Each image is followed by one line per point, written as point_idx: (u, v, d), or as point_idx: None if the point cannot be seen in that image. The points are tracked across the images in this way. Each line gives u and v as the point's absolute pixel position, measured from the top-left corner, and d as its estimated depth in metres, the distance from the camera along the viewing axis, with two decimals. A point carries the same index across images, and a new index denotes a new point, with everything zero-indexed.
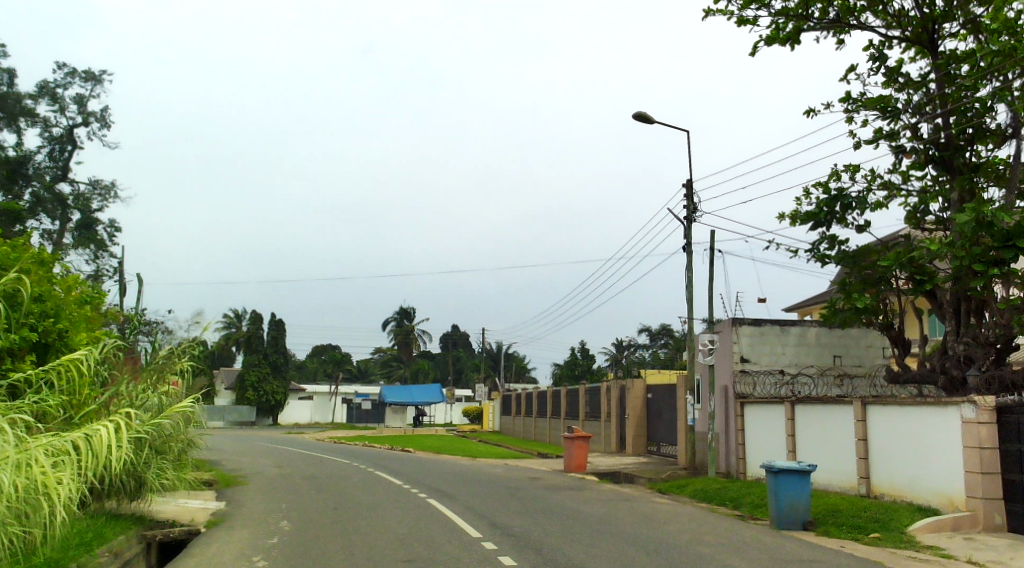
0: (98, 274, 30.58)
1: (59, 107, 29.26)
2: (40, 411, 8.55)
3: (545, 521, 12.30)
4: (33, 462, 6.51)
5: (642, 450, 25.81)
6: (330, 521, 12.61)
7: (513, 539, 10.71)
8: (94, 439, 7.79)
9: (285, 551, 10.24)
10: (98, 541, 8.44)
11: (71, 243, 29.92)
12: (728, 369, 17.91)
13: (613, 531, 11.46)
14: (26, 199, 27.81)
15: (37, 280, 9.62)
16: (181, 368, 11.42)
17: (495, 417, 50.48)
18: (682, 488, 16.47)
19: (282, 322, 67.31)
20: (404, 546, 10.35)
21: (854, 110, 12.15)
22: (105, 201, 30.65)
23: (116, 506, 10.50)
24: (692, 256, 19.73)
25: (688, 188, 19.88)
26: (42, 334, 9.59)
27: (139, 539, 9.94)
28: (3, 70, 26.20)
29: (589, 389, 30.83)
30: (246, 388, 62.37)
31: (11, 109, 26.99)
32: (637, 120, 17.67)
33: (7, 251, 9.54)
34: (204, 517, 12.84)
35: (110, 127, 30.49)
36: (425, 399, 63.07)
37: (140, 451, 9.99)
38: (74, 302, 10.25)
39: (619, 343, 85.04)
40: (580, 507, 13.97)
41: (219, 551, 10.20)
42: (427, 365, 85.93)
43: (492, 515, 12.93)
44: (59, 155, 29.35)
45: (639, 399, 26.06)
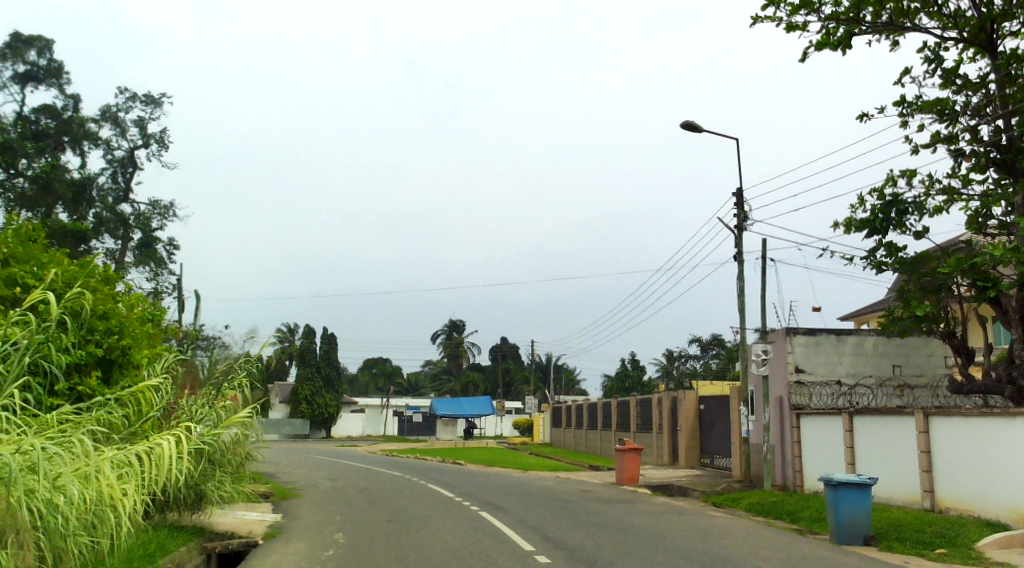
0: (158, 292, 31.36)
1: (121, 130, 30.23)
2: (106, 424, 8.81)
3: (598, 534, 12.22)
4: (100, 474, 6.66)
5: (696, 462, 25.47)
6: (384, 534, 12.70)
7: (567, 552, 10.67)
8: (156, 452, 7.97)
9: (340, 563, 10.34)
10: (160, 551, 8.64)
11: (133, 261, 30.82)
12: (783, 379, 17.59)
13: (668, 545, 11.33)
14: (90, 220, 28.74)
15: (102, 299, 9.92)
16: (239, 383, 11.64)
17: (546, 430, 50.34)
18: (737, 502, 16.19)
19: (334, 336, 68.36)
20: (457, 559, 10.36)
21: (909, 114, 11.88)
22: (164, 221, 31.51)
23: (177, 518, 10.74)
24: (744, 265, 19.50)
25: (738, 196, 19.68)
26: (107, 350, 9.86)
27: (199, 550, 10.16)
28: (69, 96, 27.32)
29: (640, 401, 30.57)
30: (300, 401, 63.43)
31: (76, 133, 27.95)
32: (684, 128, 17.71)
33: (74, 269, 9.85)
34: (261, 529, 13.06)
35: (169, 149, 31.37)
36: (476, 412, 63.25)
37: (200, 464, 10.22)
38: (136, 319, 10.55)
39: (670, 355, 84.19)
40: (633, 520, 13.85)
41: (277, 563, 10.35)
42: (477, 378, 86.19)
43: (545, 528, 12.87)
44: (121, 177, 30.34)
45: (691, 411, 25.72)
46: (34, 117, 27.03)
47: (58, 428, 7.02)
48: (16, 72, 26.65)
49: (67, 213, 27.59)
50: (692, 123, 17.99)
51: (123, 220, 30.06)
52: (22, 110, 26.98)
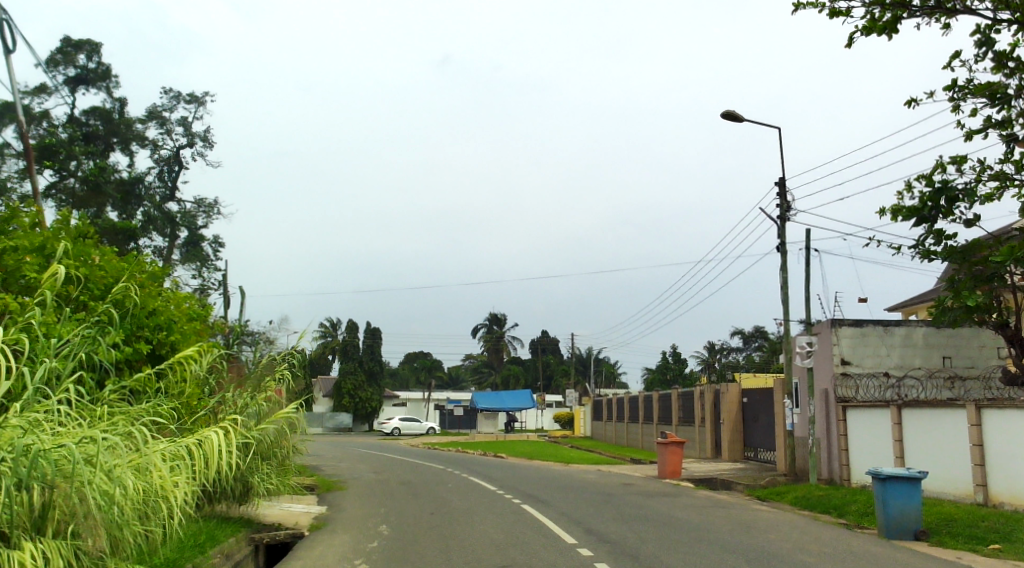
0: (204, 289, 31.96)
1: (165, 129, 30.78)
2: (158, 418, 9.03)
3: (641, 528, 12.18)
4: (151, 466, 6.85)
5: (739, 456, 25.27)
6: (425, 526, 12.78)
7: (609, 545, 10.66)
8: (206, 444, 8.14)
9: (385, 554, 10.48)
10: (210, 542, 8.81)
11: (180, 259, 31.44)
12: (828, 371, 17.30)
13: (711, 538, 11.28)
14: (139, 219, 29.39)
15: (152, 296, 10.18)
16: (281, 375, 11.80)
17: (587, 423, 50.24)
18: (783, 496, 15.97)
19: (378, 331, 69.14)
20: (500, 552, 10.40)
21: (961, 98, 11.55)
22: (209, 218, 32.07)
23: (226, 509, 10.95)
24: (787, 256, 19.26)
25: (780, 186, 19.45)
26: (157, 346, 10.17)
27: (247, 541, 10.33)
28: (116, 97, 28.00)
29: (682, 394, 30.34)
30: (342, 395, 64.08)
31: (124, 134, 28.60)
32: (725, 118, 17.60)
33: (125, 266, 10.06)
34: (306, 520, 13.26)
35: (213, 147, 31.89)
36: (516, 405, 63.38)
37: (246, 457, 10.41)
38: (184, 315, 10.83)
39: (710, 347, 83.32)
40: (676, 514, 13.78)
41: (324, 555, 10.49)
42: (518, 372, 86.21)
43: (588, 522, 12.84)
44: (168, 176, 30.87)
45: (734, 403, 25.45)
46: (84, 119, 27.61)
47: (112, 422, 7.13)
48: (66, 77, 27.29)
49: (116, 212, 28.24)
50: (733, 113, 17.76)
51: (169, 218, 30.70)
52: (73, 112, 27.62)
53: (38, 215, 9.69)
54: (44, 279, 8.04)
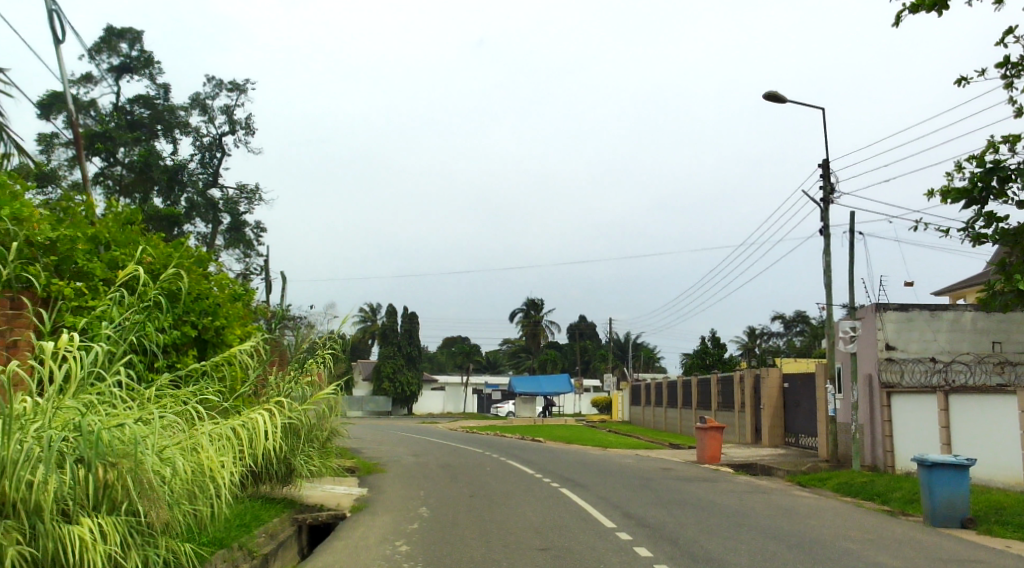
0: (248, 273, 32.42)
1: (208, 116, 31.18)
2: (205, 399, 9.20)
3: (682, 512, 12.14)
4: (200, 448, 7.03)
5: (779, 442, 25.01)
6: (464, 509, 12.84)
7: (649, 529, 10.63)
8: (252, 426, 8.30)
9: (425, 536, 10.59)
10: (255, 522, 9.01)
11: (223, 243, 31.91)
12: (873, 356, 16.99)
13: (752, 524, 11.20)
14: (183, 205, 29.76)
15: (196, 280, 10.37)
16: (323, 358, 11.94)
17: (625, 408, 50.16)
18: (825, 482, 15.80)
19: (415, 316, 69.76)
20: (539, 534, 10.49)
21: (1014, 76, 11.22)
22: (251, 204, 32.49)
23: (269, 491, 11.13)
24: (830, 239, 18.96)
25: (824, 168, 19.15)
26: (202, 330, 10.36)
27: (291, 522, 10.52)
28: (161, 84, 28.44)
29: (721, 379, 30.11)
30: (382, 379, 64.91)
31: (168, 122, 28.98)
32: (768, 100, 17.36)
33: (171, 252, 10.23)
34: (348, 502, 13.45)
35: (255, 134, 32.26)
36: (554, 389, 63.45)
37: (289, 439, 10.58)
38: (228, 298, 11.10)
39: (751, 332, 82.39)
40: (716, 499, 13.70)
41: (365, 536, 10.64)
42: (555, 357, 86.26)
43: (627, 505, 12.87)
44: (210, 162, 31.08)
45: (774, 389, 25.20)
46: (129, 107, 28.16)
47: (162, 404, 7.29)
48: (111, 65, 27.81)
49: (161, 198, 28.78)
50: (775, 94, 17.47)
51: (212, 205, 30.81)
52: (118, 101, 28.19)
53: (87, 201, 9.91)
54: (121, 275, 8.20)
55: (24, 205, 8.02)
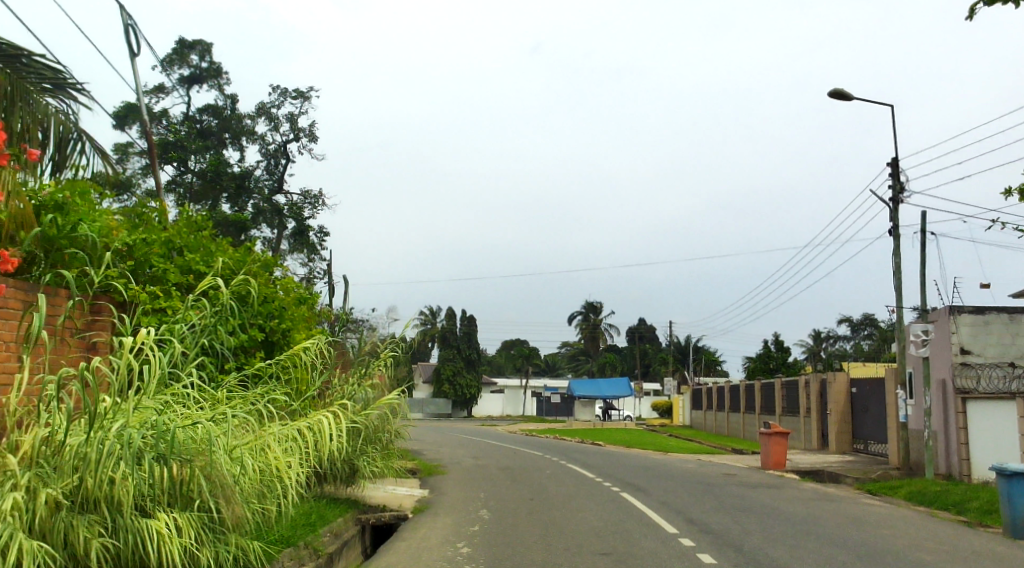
0: (311, 277, 33.03)
1: (274, 124, 31.92)
2: (272, 400, 9.42)
3: (746, 519, 11.91)
4: (268, 448, 7.20)
5: (847, 448, 24.36)
6: (525, 512, 12.86)
7: (712, 536, 10.46)
8: (317, 428, 8.46)
9: (486, 538, 10.64)
10: (321, 521, 9.17)
11: (288, 248, 32.60)
12: (946, 361, 16.42)
13: (819, 532, 10.94)
14: (249, 212, 30.34)
15: (264, 285, 10.62)
16: (386, 361, 12.09)
17: (686, 412, 49.54)
18: (896, 490, 15.32)
19: (474, 319, 70.12)
20: (601, 538, 10.43)
21: None
22: (315, 210, 33.12)
23: (334, 491, 11.34)
24: (900, 240, 18.41)
25: (893, 167, 18.60)
26: (269, 333, 10.61)
27: (355, 522, 10.68)
28: (229, 94, 29.22)
29: (786, 384, 29.48)
30: (442, 381, 65.46)
31: (236, 130, 29.75)
32: (834, 98, 16.96)
33: (239, 257, 10.49)
34: (410, 503, 13.59)
35: (318, 141, 32.88)
36: (613, 393, 63.03)
37: (353, 441, 10.75)
38: (293, 301, 11.33)
39: (817, 336, 80.46)
40: (782, 507, 13.41)
41: (427, 537, 10.74)
42: (615, 360, 85.69)
43: (689, 511, 12.70)
44: (276, 169, 31.56)
45: (841, 394, 24.55)
46: (199, 116, 28.99)
47: (232, 405, 7.49)
48: (182, 76, 28.72)
49: (229, 205, 29.58)
50: (841, 92, 17.06)
51: (278, 210, 31.11)
52: (189, 111, 29.06)
53: (161, 207, 10.24)
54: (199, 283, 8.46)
55: (103, 213, 8.34)
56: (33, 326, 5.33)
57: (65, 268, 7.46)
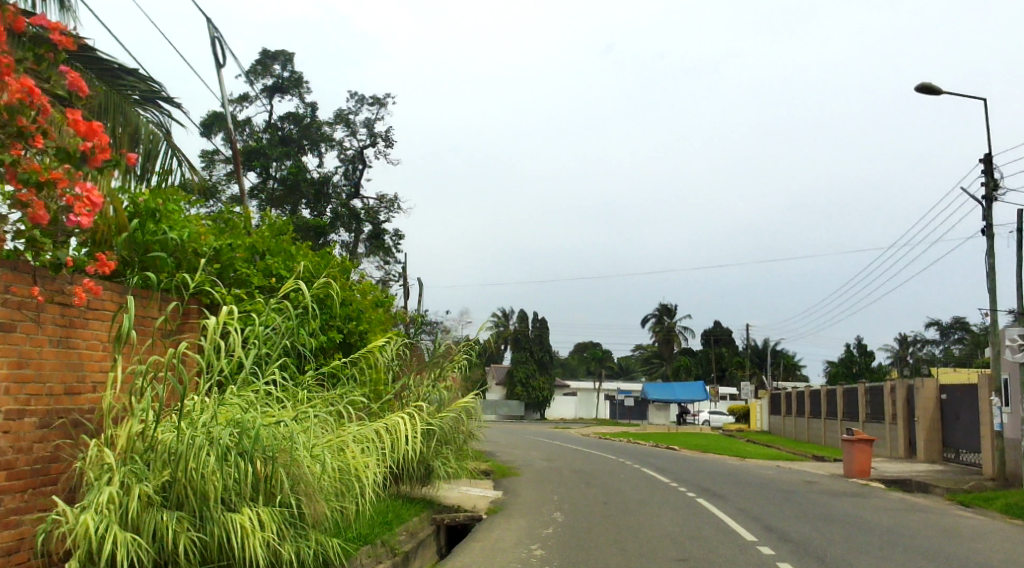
0: (387, 279, 33.55)
1: (351, 130, 32.56)
2: (351, 400, 9.59)
3: (829, 528, 11.54)
4: (347, 447, 7.31)
5: (937, 457, 23.37)
6: (600, 516, 12.75)
7: (793, 545, 10.16)
8: (394, 429, 8.56)
9: (561, 541, 10.59)
10: (397, 520, 9.29)
11: (364, 251, 33.18)
12: None
13: (907, 543, 10.51)
14: (328, 216, 30.96)
15: (343, 288, 10.83)
16: (460, 362, 12.18)
17: (764, 418, 48.42)
18: (990, 502, 14.61)
19: (546, 321, 70.11)
20: (677, 544, 10.27)
21: None
22: (390, 214, 33.63)
23: (410, 490, 11.48)
24: (994, 240, 17.55)
25: (986, 163, 17.76)
26: (347, 335, 10.81)
27: (431, 521, 10.79)
28: (310, 102, 29.93)
29: (871, 389, 28.48)
30: (515, 384, 65.73)
31: (315, 137, 30.46)
32: (922, 93, 16.30)
33: (320, 261, 10.74)
34: (484, 504, 13.66)
35: (393, 146, 33.36)
36: (688, 396, 62.06)
37: (429, 442, 10.87)
38: (371, 304, 11.52)
39: (903, 340, 77.50)
40: (867, 516, 12.95)
41: (502, 538, 10.76)
42: (690, 363, 84.39)
43: (768, 518, 12.39)
44: (354, 174, 32.21)
45: (930, 400, 23.60)
46: (281, 124, 29.79)
47: (313, 404, 7.63)
48: (265, 85, 29.57)
49: (309, 210, 30.28)
50: (930, 86, 16.37)
51: (355, 215, 31.67)
52: (271, 119, 29.88)
53: (245, 212, 10.55)
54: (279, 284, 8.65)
55: (191, 219, 8.63)
56: (125, 327, 5.57)
57: (155, 271, 7.76)
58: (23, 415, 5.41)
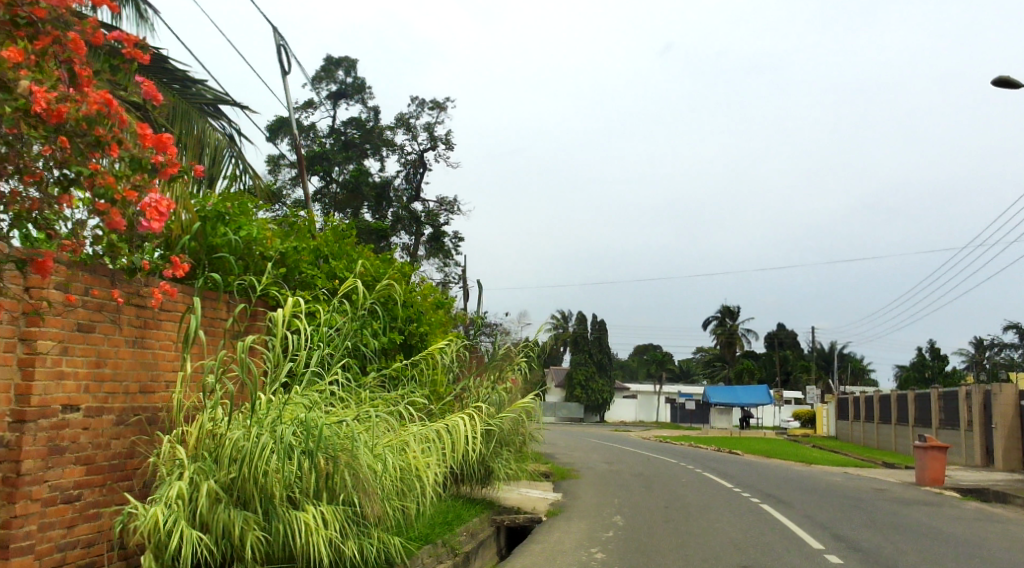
0: (447, 281, 33.83)
1: (412, 134, 32.96)
2: (412, 402, 9.69)
3: (900, 538, 11.20)
4: (407, 447, 7.39)
5: (1016, 466, 22.46)
6: (661, 520, 12.62)
7: (862, 554, 9.90)
8: (454, 429, 8.61)
9: (622, 545, 10.52)
10: (457, 520, 9.36)
11: (424, 253, 33.52)
12: None
13: (985, 555, 10.13)
14: (390, 219, 31.36)
15: (404, 290, 10.97)
16: (519, 365, 12.20)
17: (831, 423, 47.25)
18: None
19: (605, 324, 69.77)
20: (740, 551, 10.10)
21: None
22: (450, 216, 33.91)
23: (470, 491, 11.55)
24: None
25: None
26: (409, 336, 10.92)
27: (491, 523, 10.84)
28: (373, 107, 30.40)
29: (944, 394, 27.54)
30: (574, 386, 65.56)
31: (377, 142, 30.88)
32: (1000, 86, 15.70)
33: (382, 263, 10.89)
34: (544, 506, 13.66)
35: (454, 149, 33.62)
36: (751, 400, 60.98)
37: (489, 443, 10.92)
38: (431, 306, 11.63)
39: (979, 344, 74.69)
40: (940, 525, 12.52)
41: (562, 541, 10.73)
42: (753, 366, 82.87)
43: (837, 527, 12.08)
44: (414, 177, 32.56)
45: (1010, 407, 22.73)
46: (344, 129, 30.38)
47: (375, 404, 7.73)
48: (329, 92, 30.17)
49: (370, 213, 30.73)
50: (1008, 80, 15.77)
51: (416, 218, 31.97)
52: (335, 124, 30.48)
53: (310, 216, 10.77)
54: (341, 286, 8.80)
55: (259, 222, 8.86)
56: (193, 327, 5.78)
57: (222, 274, 7.96)
58: (102, 413, 5.64)
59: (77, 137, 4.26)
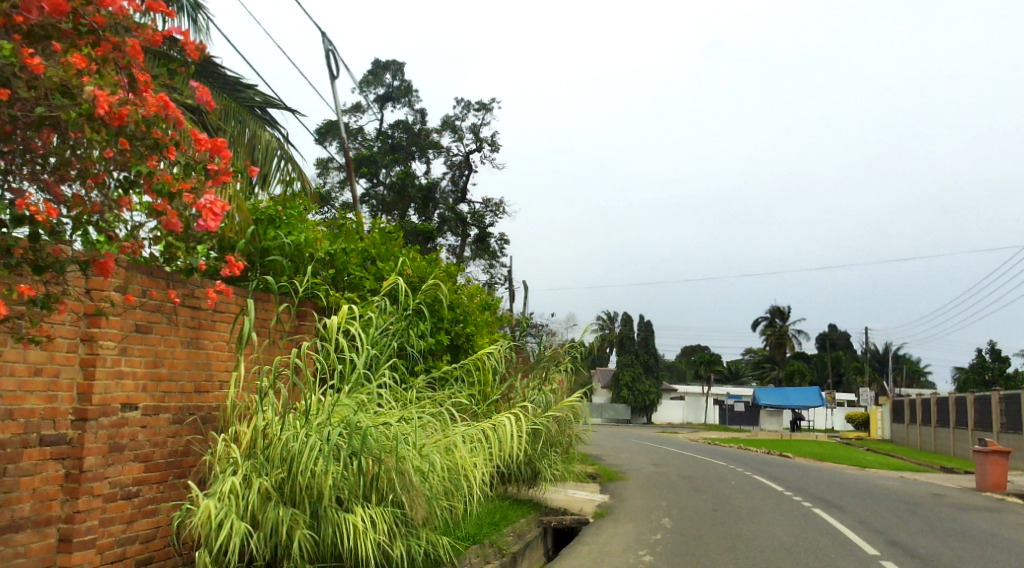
0: (492, 283, 33.93)
1: (458, 136, 33.13)
2: (458, 401, 9.75)
3: (959, 544, 10.90)
4: (454, 447, 7.41)
5: None
6: (710, 523, 12.49)
7: (919, 560, 9.66)
8: (500, 429, 8.63)
9: (669, 547, 10.45)
10: (505, 521, 9.39)
11: (470, 255, 33.66)
12: None
13: None
14: (436, 221, 31.57)
15: (450, 291, 11.03)
16: (565, 366, 12.19)
17: (886, 426, 46.15)
18: None
19: (651, 325, 69.25)
20: (791, 555, 9.93)
21: None
22: (496, 217, 34.00)
23: (517, 491, 11.58)
24: None
25: None
26: (455, 337, 10.98)
27: (539, 524, 10.85)
28: (419, 109, 30.68)
29: (1005, 397, 26.71)
30: (621, 387, 65.21)
31: (423, 144, 31.12)
32: None
33: (429, 265, 10.97)
34: (590, 507, 13.62)
35: (499, 150, 33.69)
36: (802, 402, 59.95)
37: (536, 443, 10.93)
38: (477, 307, 11.68)
39: None
40: (1002, 532, 12.15)
41: (609, 542, 10.70)
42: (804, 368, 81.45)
43: (892, 532, 11.80)
44: (460, 179, 32.72)
45: None
46: (391, 132, 30.75)
47: (421, 404, 7.78)
48: (376, 95, 30.51)
49: (417, 215, 30.97)
50: None
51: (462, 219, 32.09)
52: (382, 127, 30.88)
53: (358, 218, 10.90)
54: (388, 286, 8.87)
55: (309, 224, 8.99)
56: (245, 330, 5.89)
57: (274, 275, 8.10)
58: (159, 412, 5.79)
59: (138, 140, 4.39)
